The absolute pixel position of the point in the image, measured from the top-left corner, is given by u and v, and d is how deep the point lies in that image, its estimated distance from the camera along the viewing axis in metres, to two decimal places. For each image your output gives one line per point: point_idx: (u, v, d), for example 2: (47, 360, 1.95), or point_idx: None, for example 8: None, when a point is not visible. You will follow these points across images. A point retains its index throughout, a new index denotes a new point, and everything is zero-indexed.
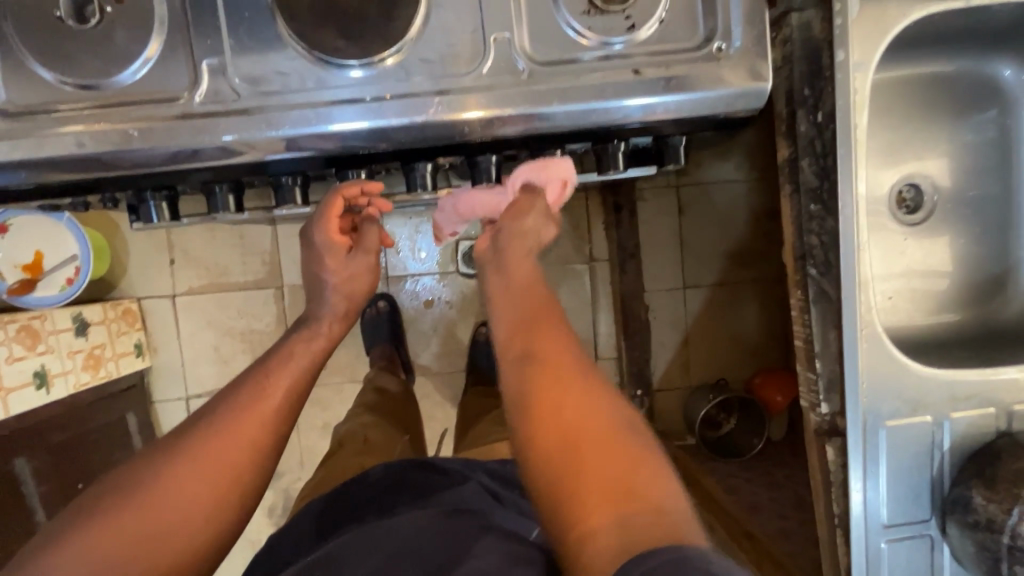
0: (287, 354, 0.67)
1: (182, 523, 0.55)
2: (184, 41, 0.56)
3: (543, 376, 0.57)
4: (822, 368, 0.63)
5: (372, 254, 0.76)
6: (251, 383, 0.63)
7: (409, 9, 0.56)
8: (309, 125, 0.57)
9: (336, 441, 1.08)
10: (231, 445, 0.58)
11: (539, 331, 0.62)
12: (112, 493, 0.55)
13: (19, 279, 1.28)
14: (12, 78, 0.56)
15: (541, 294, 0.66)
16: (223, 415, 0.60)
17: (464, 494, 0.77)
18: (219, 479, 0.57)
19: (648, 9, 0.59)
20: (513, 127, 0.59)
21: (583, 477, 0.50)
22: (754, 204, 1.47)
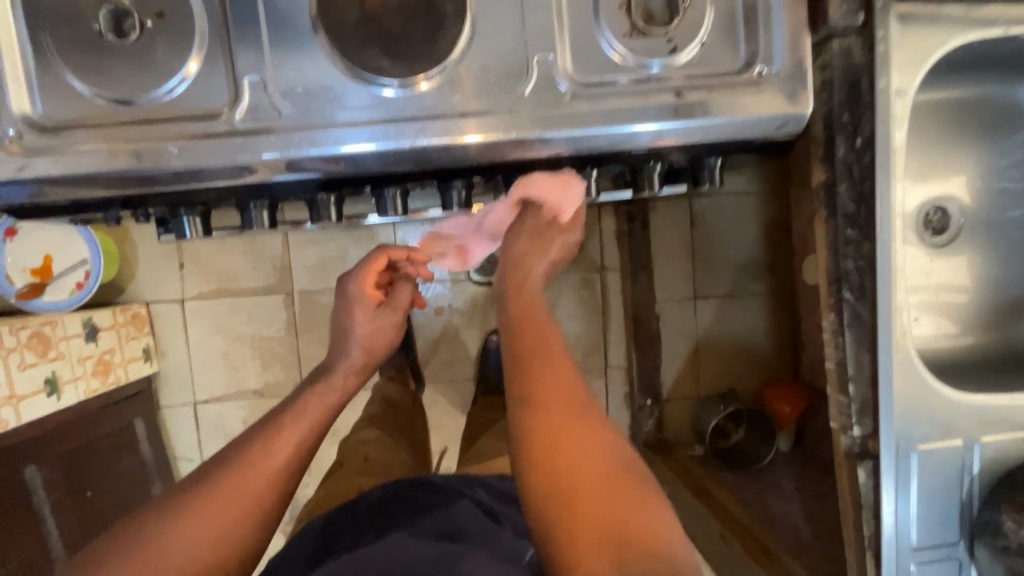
0: (299, 408, 0.67)
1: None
2: (224, 57, 0.56)
3: (545, 416, 0.58)
4: (855, 392, 0.63)
5: (397, 312, 0.85)
6: (262, 437, 0.63)
7: (453, 29, 0.56)
8: (311, 147, 0.56)
9: (335, 463, 1.06)
10: (237, 500, 0.58)
11: (544, 367, 0.63)
12: (118, 544, 0.54)
13: (27, 284, 1.27)
14: (46, 91, 0.55)
15: (543, 330, 0.68)
16: (230, 470, 0.60)
17: (456, 515, 0.76)
18: (222, 535, 0.56)
19: (690, 33, 0.59)
20: (510, 152, 0.59)
21: (581, 522, 0.50)
22: (766, 216, 1.48)
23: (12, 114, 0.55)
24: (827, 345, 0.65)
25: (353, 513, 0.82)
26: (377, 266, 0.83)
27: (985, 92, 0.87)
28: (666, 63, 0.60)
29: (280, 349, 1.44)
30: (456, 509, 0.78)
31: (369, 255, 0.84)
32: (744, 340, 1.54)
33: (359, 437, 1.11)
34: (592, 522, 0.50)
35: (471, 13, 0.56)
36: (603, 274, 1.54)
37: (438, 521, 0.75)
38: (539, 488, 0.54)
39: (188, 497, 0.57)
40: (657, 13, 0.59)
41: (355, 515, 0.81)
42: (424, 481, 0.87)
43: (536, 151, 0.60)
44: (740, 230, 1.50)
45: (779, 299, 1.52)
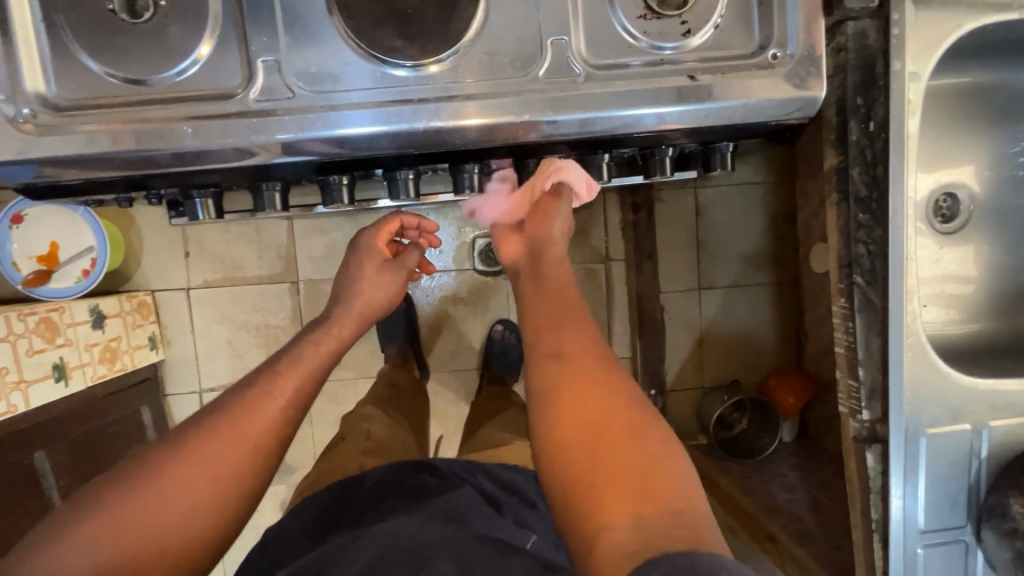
0: (297, 355, 0.69)
1: (179, 517, 0.56)
2: (238, 37, 0.56)
3: (570, 371, 0.59)
4: (865, 377, 0.64)
5: (403, 274, 0.87)
6: (261, 383, 0.65)
7: (468, 10, 0.56)
8: (315, 129, 0.56)
9: (337, 436, 1.07)
10: (235, 446, 0.60)
11: (565, 326, 0.63)
12: (120, 483, 0.57)
13: (33, 271, 1.27)
14: (59, 70, 0.55)
15: (564, 288, 0.68)
16: (228, 415, 0.61)
17: (460, 500, 0.78)
18: (223, 480, 0.58)
19: (704, 15, 0.59)
20: (512, 136, 0.59)
21: (605, 474, 0.51)
22: (770, 207, 1.48)
23: (26, 94, 0.55)
24: (838, 330, 0.66)
25: (354, 492, 0.82)
26: (390, 228, 0.87)
27: (995, 80, 0.87)
28: (680, 46, 0.60)
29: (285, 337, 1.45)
30: (457, 497, 0.78)
31: (383, 218, 0.88)
32: (748, 331, 1.54)
33: (360, 414, 1.12)
34: (617, 473, 0.51)
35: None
36: (607, 265, 1.53)
37: (439, 506, 0.76)
38: (562, 441, 0.54)
39: (188, 441, 0.59)
40: None
41: (356, 493, 0.81)
42: (429, 467, 0.86)
43: (540, 134, 0.59)
44: (745, 221, 1.50)
45: (783, 290, 1.52)
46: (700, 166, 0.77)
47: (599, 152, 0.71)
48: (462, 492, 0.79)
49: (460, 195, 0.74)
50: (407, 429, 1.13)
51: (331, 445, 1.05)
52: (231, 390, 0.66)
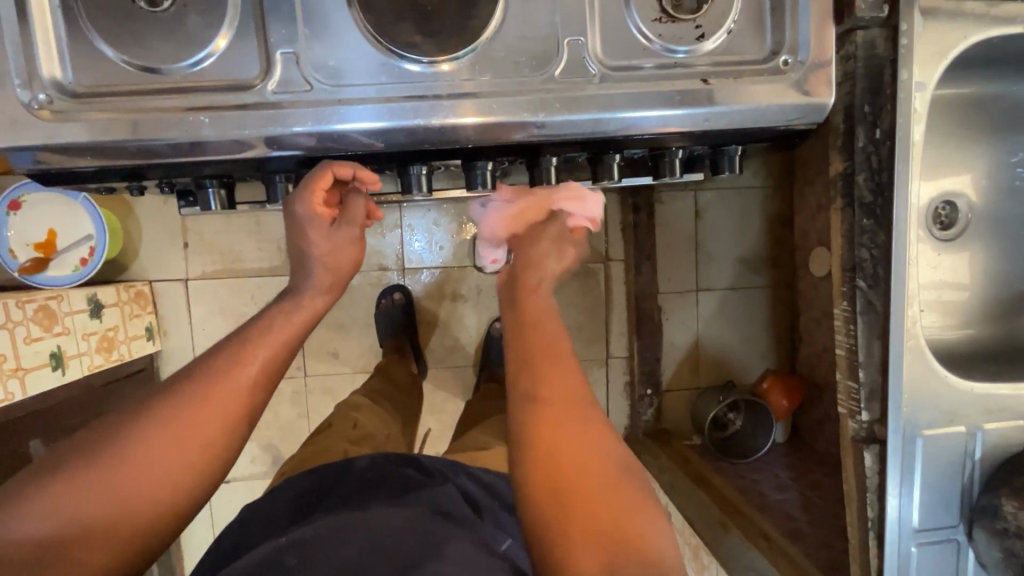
0: (268, 322, 0.65)
1: (143, 493, 0.55)
2: (256, 28, 0.56)
3: (546, 416, 0.59)
4: (864, 378, 0.65)
5: (356, 227, 0.72)
6: (229, 352, 0.62)
7: (487, 9, 0.57)
8: (318, 123, 0.56)
9: (325, 420, 1.06)
10: (202, 418, 0.58)
11: (546, 363, 0.63)
12: (86, 446, 0.55)
13: (31, 258, 1.26)
14: (75, 56, 0.55)
15: (548, 327, 0.67)
16: (197, 385, 0.59)
17: (442, 497, 0.77)
18: (189, 451, 0.57)
19: (718, 20, 0.60)
20: (503, 135, 0.59)
21: (578, 523, 0.52)
22: (768, 210, 1.50)
23: (42, 80, 0.54)
24: (839, 332, 0.67)
25: (339, 482, 0.81)
26: (322, 182, 0.67)
27: (994, 92, 0.89)
28: (694, 50, 0.61)
29: None
30: (443, 492, 0.78)
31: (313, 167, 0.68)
32: (743, 334, 1.56)
33: (351, 402, 1.12)
34: (590, 525, 0.52)
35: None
36: (606, 264, 1.54)
37: (424, 499, 0.75)
38: (537, 486, 0.55)
39: (155, 408, 0.57)
40: None
41: (342, 481, 0.81)
42: (415, 461, 0.86)
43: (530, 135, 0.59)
44: (742, 225, 1.52)
45: (779, 293, 1.54)
46: (707, 169, 0.78)
47: (611, 153, 0.72)
48: (449, 489, 0.79)
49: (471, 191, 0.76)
50: (397, 420, 1.14)
51: (319, 427, 1.04)
52: (199, 358, 0.63)
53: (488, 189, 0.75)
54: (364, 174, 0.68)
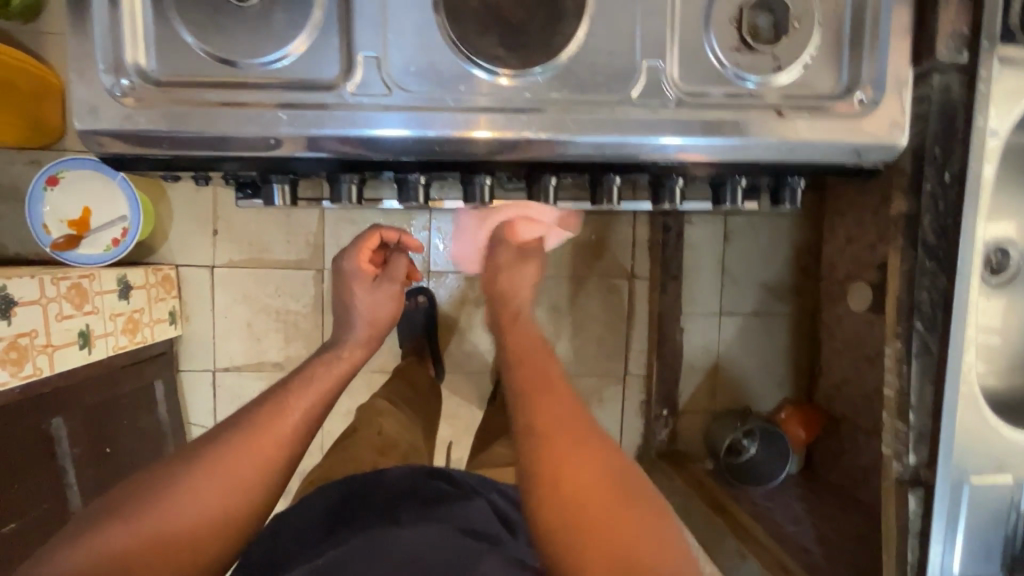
0: (308, 376, 0.72)
1: (188, 534, 0.56)
2: (340, 29, 0.56)
3: (551, 445, 0.58)
4: (915, 422, 0.66)
5: (396, 282, 0.88)
6: (274, 401, 0.67)
7: (571, 26, 0.57)
8: (341, 127, 0.56)
9: (349, 425, 1.06)
10: (246, 458, 0.61)
11: (546, 400, 0.64)
12: (137, 490, 0.58)
13: (64, 234, 1.26)
14: (159, 46, 0.55)
15: (541, 364, 0.70)
16: (240, 431, 0.63)
17: (472, 513, 0.76)
18: (237, 485, 0.59)
19: (796, 53, 0.60)
20: (520, 151, 0.59)
21: (594, 545, 0.52)
22: (797, 239, 1.50)
23: (127, 66, 0.55)
24: (889, 372, 0.68)
25: (370, 495, 0.80)
26: (369, 244, 0.90)
27: None
28: (768, 81, 0.61)
29: (304, 324, 1.45)
30: (472, 507, 0.77)
31: (361, 235, 0.90)
32: (762, 361, 1.55)
33: (372, 408, 1.10)
34: (605, 545, 0.51)
35: (590, 13, 0.58)
36: (631, 281, 1.53)
37: (452, 515, 0.74)
38: (550, 511, 0.54)
39: (204, 455, 0.61)
40: (763, 30, 0.60)
41: (374, 493, 0.81)
42: (444, 474, 0.86)
43: (553, 153, 0.59)
44: (770, 252, 1.52)
45: (801, 324, 1.54)
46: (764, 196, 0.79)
47: (676, 175, 0.71)
48: (478, 504, 0.78)
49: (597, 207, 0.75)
50: (418, 426, 1.13)
51: (343, 434, 1.04)
52: (244, 409, 0.68)
53: (614, 204, 0.73)
54: (408, 238, 0.91)
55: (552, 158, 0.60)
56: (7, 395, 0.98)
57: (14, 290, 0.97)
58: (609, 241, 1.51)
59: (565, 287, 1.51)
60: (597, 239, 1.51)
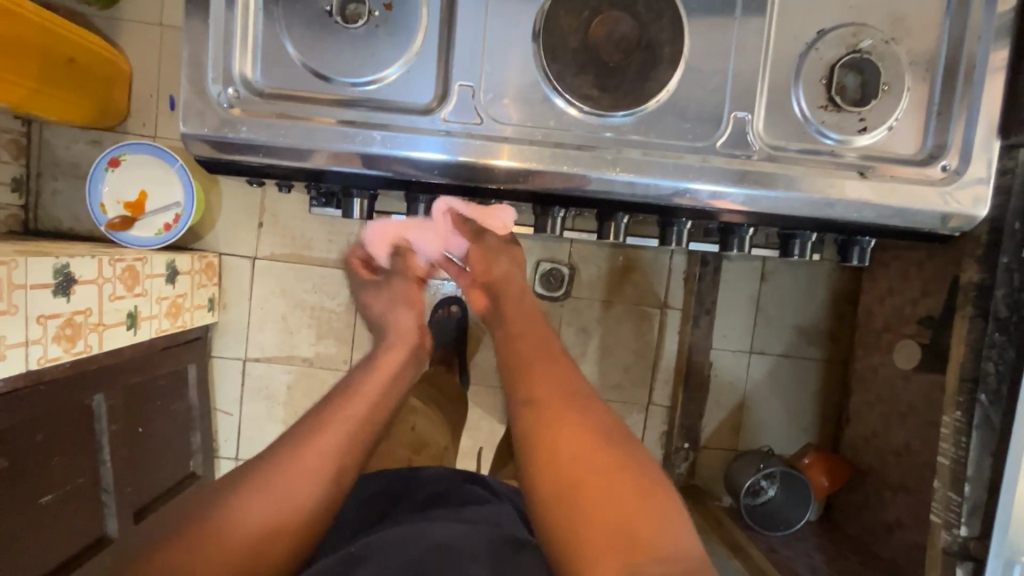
0: (356, 387, 0.69)
1: (248, 550, 0.56)
2: (439, 56, 0.60)
3: (552, 421, 0.61)
4: (969, 494, 0.74)
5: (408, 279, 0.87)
6: (324, 414, 0.65)
7: (666, 72, 0.60)
8: (392, 148, 0.59)
9: None
10: (299, 475, 0.60)
11: (544, 371, 0.66)
12: (203, 504, 0.58)
13: (120, 216, 1.30)
14: (271, 61, 0.59)
15: (543, 333, 0.72)
16: (292, 447, 0.62)
17: (503, 515, 0.72)
18: (291, 502, 0.59)
19: (883, 116, 0.62)
20: (559, 182, 0.61)
21: (592, 517, 0.55)
22: (835, 284, 1.49)
23: (235, 76, 0.59)
24: (948, 442, 0.76)
25: (407, 490, 0.79)
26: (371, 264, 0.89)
27: None
28: (850, 141, 0.63)
29: (337, 322, 1.46)
30: (501, 510, 0.74)
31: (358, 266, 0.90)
32: (789, 403, 1.53)
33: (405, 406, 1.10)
34: (600, 508, 0.55)
35: (685, 62, 0.61)
36: (663, 311, 1.50)
37: (485, 515, 0.71)
38: (551, 488, 0.58)
39: (260, 471, 0.60)
40: (850, 90, 0.62)
41: (411, 492, 0.79)
42: (481, 481, 0.83)
43: (594, 190, 0.62)
44: (806, 295, 1.50)
45: (832, 370, 1.52)
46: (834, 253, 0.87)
47: (746, 228, 0.76)
48: (509, 510, 0.75)
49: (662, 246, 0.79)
50: (449, 427, 1.12)
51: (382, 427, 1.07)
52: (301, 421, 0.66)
53: (680, 247, 0.77)
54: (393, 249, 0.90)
55: (587, 190, 0.63)
56: (57, 368, 1.00)
57: (75, 269, 1.00)
58: (643, 267, 1.48)
59: (596, 311, 1.50)
60: (626, 263, 1.48)
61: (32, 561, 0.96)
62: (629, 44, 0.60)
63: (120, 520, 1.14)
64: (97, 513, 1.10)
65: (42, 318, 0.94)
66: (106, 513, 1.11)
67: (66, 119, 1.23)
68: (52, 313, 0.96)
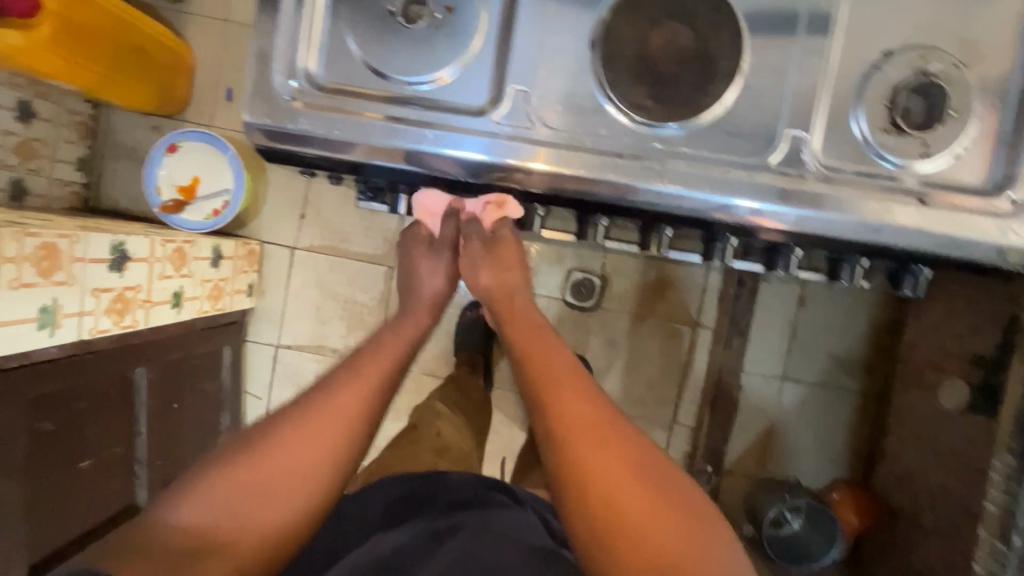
0: (381, 339, 0.74)
1: (284, 482, 0.60)
2: (496, 59, 0.61)
3: (580, 458, 0.58)
4: (1017, 545, 0.74)
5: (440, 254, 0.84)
6: (352, 363, 0.69)
7: (721, 87, 0.60)
8: (430, 145, 0.60)
9: (409, 424, 1.08)
10: (332, 417, 0.64)
11: (563, 392, 0.63)
12: (243, 443, 0.62)
13: (173, 199, 1.36)
14: (333, 56, 0.61)
15: (552, 344, 0.70)
16: (323, 392, 0.65)
17: (523, 523, 0.72)
18: (325, 442, 0.63)
19: (947, 142, 0.60)
20: (603, 190, 0.61)
21: (632, 556, 0.53)
22: (877, 315, 1.44)
23: (298, 70, 0.61)
24: (998, 486, 0.75)
25: (434, 496, 0.79)
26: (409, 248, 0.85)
27: None
28: (911, 166, 0.61)
29: (368, 317, 1.49)
30: (523, 518, 0.74)
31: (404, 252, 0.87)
32: (821, 435, 1.48)
33: (432, 409, 1.11)
34: (642, 540, 0.54)
35: (743, 77, 0.60)
36: (694, 329, 1.47)
37: (505, 523, 0.70)
38: (579, 524, 0.57)
39: (295, 413, 0.64)
40: (914, 114, 0.61)
41: (438, 494, 0.79)
42: (506, 488, 0.82)
43: (634, 198, 0.62)
44: (845, 324, 1.45)
45: (868, 404, 1.46)
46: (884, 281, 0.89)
47: (792, 249, 0.76)
48: (528, 516, 0.75)
49: (707, 262, 0.81)
50: (471, 433, 1.12)
51: (404, 430, 1.05)
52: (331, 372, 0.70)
53: (723, 264, 0.79)
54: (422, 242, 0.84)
55: (623, 198, 0.62)
56: (105, 340, 1.05)
57: (130, 247, 1.05)
58: (677, 284, 1.46)
59: (625, 324, 1.48)
60: (659, 278, 1.46)
61: (66, 522, 1.00)
62: (686, 56, 0.60)
63: (149, 493, 1.18)
64: (130, 483, 1.14)
65: (96, 291, 0.99)
66: (137, 484, 1.15)
67: (131, 104, 1.29)
68: (105, 286, 1.01)
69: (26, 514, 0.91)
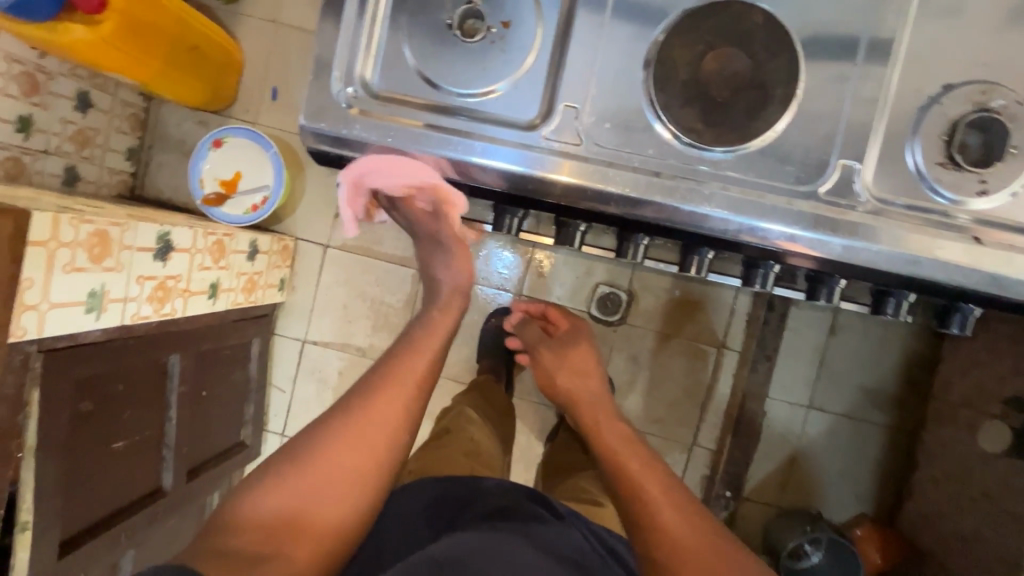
0: (421, 332, 0.74)
1: (341, 480, 0.62)
2: (549, 75, 0.62)
3: (653, 521, 0.62)
4: None
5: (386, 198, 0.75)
6: (399, 355, 0.71)
7: (774, 113, 0.60)
8: (460, 153, 0.62)
9: (441, 427, 1.08)
10: (383, 414, 0.66)
11: (637, 464, 0.68)
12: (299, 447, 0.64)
13: (215, 192, 1.39)
14: (390, 65, 0.62)
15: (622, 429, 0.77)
16: (375, 392, 0.67)
17: (565, 540, 0.71)
18: (378, 442, 0.65)
19: (1006, 180, 0.59)
20: (649, 212, 0.63)
21: None
22: (911, 348, 1.40)
23: (355, 78, 0.63)
24: None
25: (471, 502, 0.79)
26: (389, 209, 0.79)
27: None
28: (965, 203, 0.60)
29: (394, 317, 1.51)
30: (566, 533, 0.72)
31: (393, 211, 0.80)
32: (846, 467, 1.44)
33: (463, 415, 1.11)
34: None
35: (797, 104, 0.60)
36: (720, 350, 1.45)
37: (544, 536, 0.70)
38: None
39: (342, 417, 0.66)
40: (971, 150, 0.59)
41: (471, 504, 0.79)
42: (546, 501, 0.81)
43: (676, 216, 0.62)
44: (877, 355, 1.41)
45: (897, 439, 1.42)
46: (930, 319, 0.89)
47: (836, 278, 0.75)
48: (573, 534, 0.73)
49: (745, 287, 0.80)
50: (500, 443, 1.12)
51: (436, 433, 1.05)
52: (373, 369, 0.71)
53: (764, 290, 0.77)
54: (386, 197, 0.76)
55: (660, 216, 0.63)
56: (146, 326, 1.09)
57: (174, 237, 1.08)
58: (705, 304, 1.44)
59: (649, 341, 1.46)
60: (687, 297, 1.44)
61: (97, 500, 1.03)
62: (739, 81, 0.60)
63: (174, 476, 1.20)
64: (157, 466, 1.16)
65: (141, 278, 1.03)
66: (164, 467, 1.18)
67: (182, 98, 1.34)
68: (148, 274, 1.04)
69: (61, 490, 0.94)
